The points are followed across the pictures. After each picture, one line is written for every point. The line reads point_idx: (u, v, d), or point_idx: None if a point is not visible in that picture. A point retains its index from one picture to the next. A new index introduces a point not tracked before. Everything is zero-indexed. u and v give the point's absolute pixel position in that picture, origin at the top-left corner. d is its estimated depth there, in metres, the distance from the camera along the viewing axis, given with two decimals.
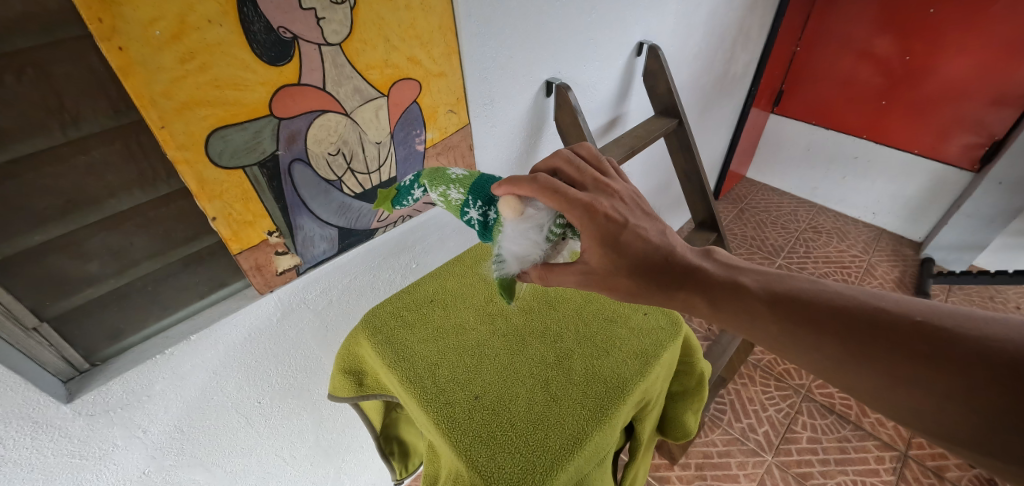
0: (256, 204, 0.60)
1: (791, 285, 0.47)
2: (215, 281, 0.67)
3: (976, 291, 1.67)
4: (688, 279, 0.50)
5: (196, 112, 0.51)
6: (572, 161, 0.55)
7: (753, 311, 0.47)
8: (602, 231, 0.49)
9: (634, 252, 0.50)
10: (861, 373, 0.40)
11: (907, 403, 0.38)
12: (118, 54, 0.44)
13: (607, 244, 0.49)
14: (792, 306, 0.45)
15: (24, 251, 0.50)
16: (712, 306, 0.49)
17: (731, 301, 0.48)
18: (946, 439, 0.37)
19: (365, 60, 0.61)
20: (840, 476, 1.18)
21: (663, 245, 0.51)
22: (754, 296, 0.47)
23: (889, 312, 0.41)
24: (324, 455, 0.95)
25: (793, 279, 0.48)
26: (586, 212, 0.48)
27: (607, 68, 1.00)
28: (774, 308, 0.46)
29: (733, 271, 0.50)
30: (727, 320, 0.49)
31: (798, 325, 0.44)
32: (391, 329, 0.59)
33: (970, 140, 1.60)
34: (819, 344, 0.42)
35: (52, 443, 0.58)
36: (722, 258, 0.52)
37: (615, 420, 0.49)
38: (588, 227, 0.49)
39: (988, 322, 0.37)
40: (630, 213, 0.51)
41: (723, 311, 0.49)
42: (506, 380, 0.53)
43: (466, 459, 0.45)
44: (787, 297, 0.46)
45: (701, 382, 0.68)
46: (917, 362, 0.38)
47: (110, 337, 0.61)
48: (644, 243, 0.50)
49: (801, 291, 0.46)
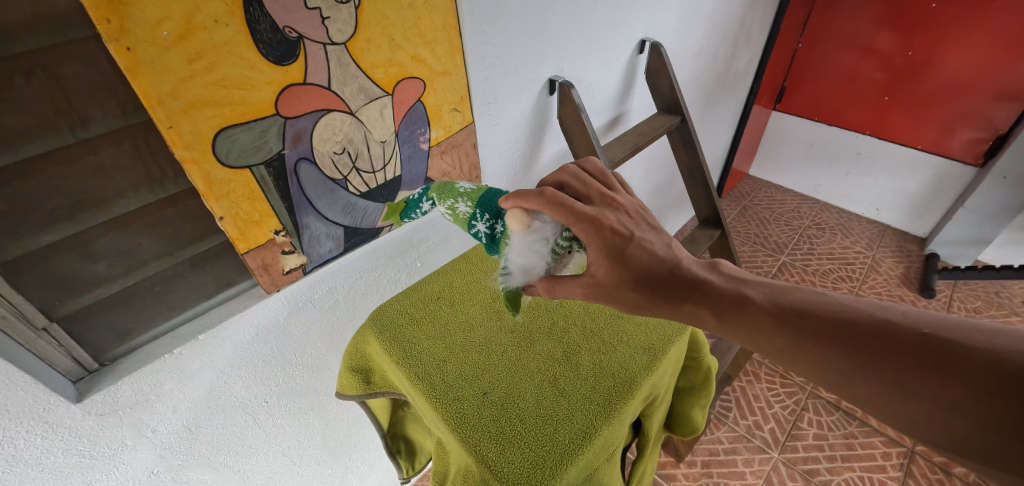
0: (262, 203, 0.60)
1: (798, 297, 0.47)
2: (222, 281, 0.67)
3: (981, 287, 1.66)
4: (694, 292, 0.50)
5: (203, 112, 0.51)
6: (579, 174, 0.55)
7: (760, 323, 0.46)
8: (608, 244, 0.49)
9: (640, 266, 0.50)
10: (868, 384, 0.40)
11: (916, 415, 0.38)
12: (126, 55, 0.44)
13: (613, 258, 0.49)
14: (799, 318, 0.45)
15: (33, 251, 0.50)
16: (720, 318, 0.49)
17: (737, 314, 0.48)
18: (955, 450, 0.37)
19: (370, 60, 0.62)
20: (848, 472, 1.18)
21: (669, 257, 0.52)
22: (760, 307, 0.47)
23: (896, 324, 0.41)
24: (332, 454, 0.95)
25: (799, 291, 0.48)
26: (592, 225, 0.49)
27: (609, 66, 1.01)
28: (780, 320, 0.46)
29: (739, 283, 0.50)
30: (735, 334, 0.48)
31: (802, 336, 0.44)
32: (398, 326, 0.59)
33: (974, 135, 1.60)
34: (825, 353, 0.42)
35: (63, 443, 0.58)
36: (728, 271, 0.52)
37: (624, 414, 0.49)
38: (594, 240, 0.49)
39: (995, 333, 0.37)
40: (636, 225, 0.52)
41: (730, 324, 0.48)
42: (514, 376, 0.53)
43: (476, 454, 0.45)
44: (793, 311, 0.46)
45: (708, 377, 0.68)
46: (926, 374, 0.38)
47: (118, 338, 0.61)
48: (651, 255, 0.51)
49: (808, 304, 0.46)
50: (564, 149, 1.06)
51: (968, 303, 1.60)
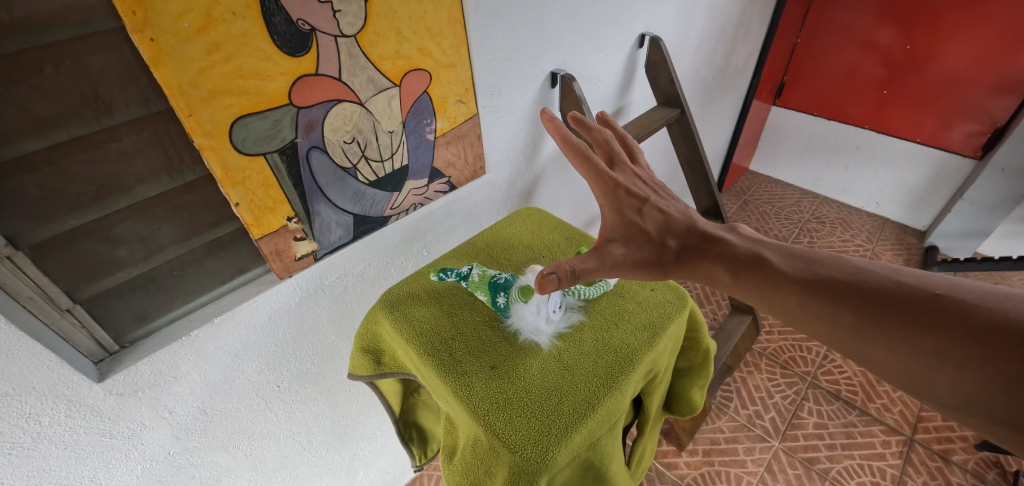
0: (276, 190, 0.63)
1: (814, 258, 0.50)
2: (236, 267, 0.70)
3: (980, 279, 1.68)
4: (710, 251, 0.54)
5: (220, 101, 0.53)
6: (612, 141, 0.63)
7: (774, 280, 0.49)
8: (620, 204, 0.57)
9: (655, 222, 0.56)
10: (876, 342, 0.43)
11: (921, 371, 0.41)
12: (150, 46, 0.46)
13: (628, 214, 0.56)
14: (814, 277, 0.48)
15: (59, 234, 0.53)
16: (734, 276, 0.52)
17: (751, 271, 0.51)
18: (958, 407, 0.39)
19: (379, 52, 0.64)
20: (847, 460, 1.19)
21: (683, 220, 0.57)
22: (776, 266, 0.50)
23: (908, 286, 0.43)
24: (340, 440, 0.98)
25: (816, 254, 0.50)
26: (607, 183, 0.57)
27: (610, 60, 1.03)
28: (795, 278, 0.49)
29: (756, 244, 0.54)
30: (747, 289, 0.52)
31: (812, 294, 0.47)
32: (407, 305, 0.61)
33: (972, 128, 1.61)
34: (833, 311, 0.45)
35: (85, 421, 0.60)
36: (746, 233, 0.56)
37: (626, 386, 0.51)
38: (609, 199, 0.57)
39: (1002, 293, 0.39)
40: (650, 192, 0.59)
41: (744, 281, 0.51)
42: (519, 351, 0.55)
43: (484, 423, 0.47)
44: (809, 270, 0.49)
45: (707, 358, 0.70)
46: (933, 331, 0.40)
47: (136, 321, 0.63)
48: (662, 218, 0.57)
49: (823, 264, 0.49)
50: None
51: None
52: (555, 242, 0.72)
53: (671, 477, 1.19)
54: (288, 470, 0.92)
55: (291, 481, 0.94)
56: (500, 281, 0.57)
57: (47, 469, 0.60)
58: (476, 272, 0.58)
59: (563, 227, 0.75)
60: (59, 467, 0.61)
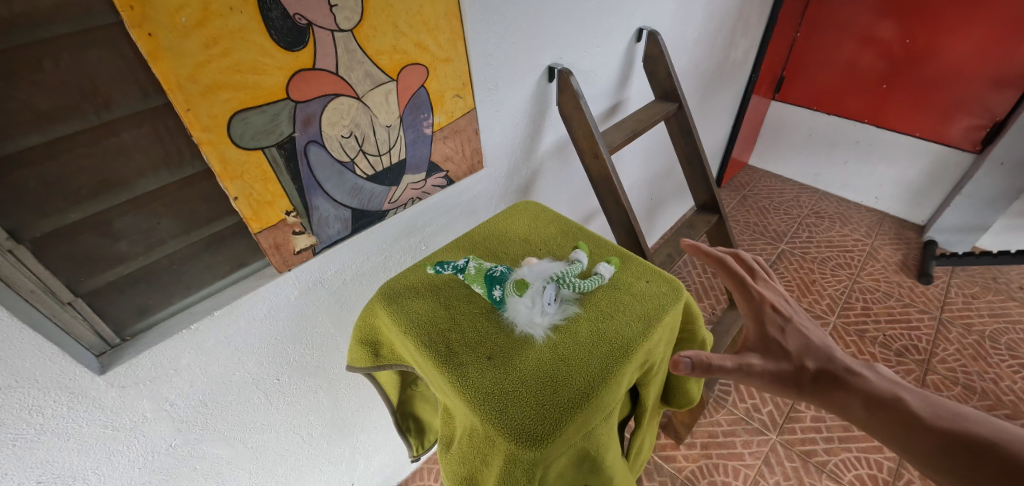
0: (274, 184, 0.63)
1: (959, 413, 0.48)
2: (235, 261, 0.70)
3: (979, 273, 1.68)
4: (840, 380, 0.54)
5: (219, 96, 0.54)
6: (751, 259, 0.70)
7: (907, 423, 0.49)
8: (763, 317, 0.61)
9: (795, 342, 0.58)
10: None
11: None
12: (148, 40, 0.47)
13: (769, 329, 0.60)
14: (954, 432, 0.46)
15: (60, 228, 0.53)
16: (866, 410, 0.52)
17: (885, 408, 0.51)
18: None
19: (375, 46, 0.64)
20: (845, 453, 1.20)
21: (821, 346, 0.58)
22: (913, 409, 0.50)
23: None
24: (340, 433, 0.99)
25: (963, 409, 0.49)
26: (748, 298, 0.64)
27: (608, 54, 1.03)
28: (929, 428, 0.47)
29: (896, 386, 0.53)
30: (876, 428, 0.51)
31: (952, 447, 0.45)
32: (405, 298, 0.62)
33: (972, 122, 1.61)
34: (970, 476, 0.43)
35: (87, 413, 0.61)
36: (885, 374, 0.55)
37: (621, 376, 0.52)
38: (751, 311, 0.63)
39: None
40: (795, 312, 0.62)
41: (874, 417, 0.51)
42: (515, 342, 0.55)
43: (480, 413, 0.48)
44: (951, 423, 0.47)
45: (703, 351, 0.71)
46: None
47: (138, 314, 0.64)
48: (802, 338, 0.59)
49: (967, 420, 0.47)
50: (564, 136, 1.08)
51: (965, 289, 1.61)
52: (552, 236, 0.73)
53: (669, 470, 1.20)
54: (288, 463, 0.93)
55: (291, 473, 0.95)
56: (495, 274, 0.56)
57: (50, 460, 0.61)
58: (473, 265, 0.58)
59: (560, 220, 0.76)
60: (63, 458, 0.62)
